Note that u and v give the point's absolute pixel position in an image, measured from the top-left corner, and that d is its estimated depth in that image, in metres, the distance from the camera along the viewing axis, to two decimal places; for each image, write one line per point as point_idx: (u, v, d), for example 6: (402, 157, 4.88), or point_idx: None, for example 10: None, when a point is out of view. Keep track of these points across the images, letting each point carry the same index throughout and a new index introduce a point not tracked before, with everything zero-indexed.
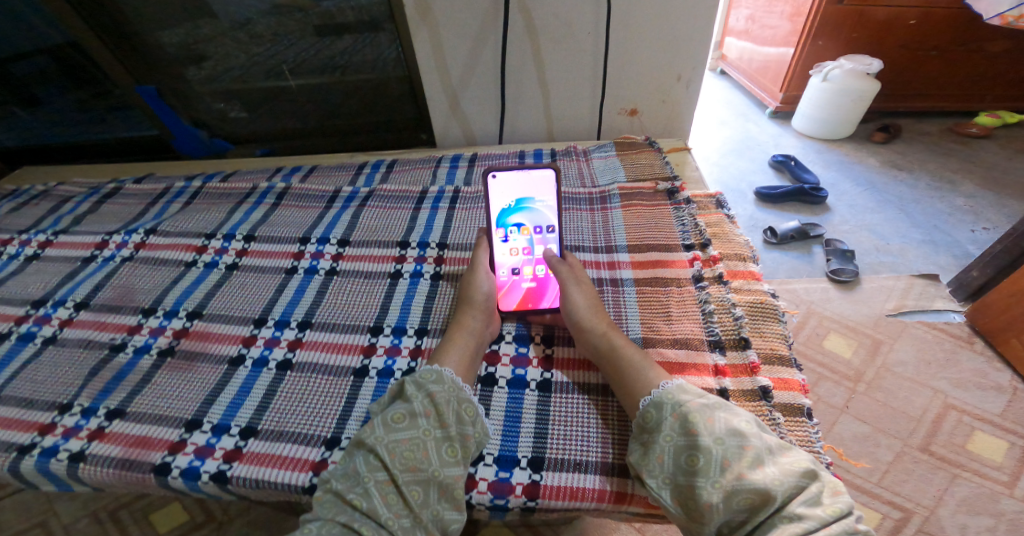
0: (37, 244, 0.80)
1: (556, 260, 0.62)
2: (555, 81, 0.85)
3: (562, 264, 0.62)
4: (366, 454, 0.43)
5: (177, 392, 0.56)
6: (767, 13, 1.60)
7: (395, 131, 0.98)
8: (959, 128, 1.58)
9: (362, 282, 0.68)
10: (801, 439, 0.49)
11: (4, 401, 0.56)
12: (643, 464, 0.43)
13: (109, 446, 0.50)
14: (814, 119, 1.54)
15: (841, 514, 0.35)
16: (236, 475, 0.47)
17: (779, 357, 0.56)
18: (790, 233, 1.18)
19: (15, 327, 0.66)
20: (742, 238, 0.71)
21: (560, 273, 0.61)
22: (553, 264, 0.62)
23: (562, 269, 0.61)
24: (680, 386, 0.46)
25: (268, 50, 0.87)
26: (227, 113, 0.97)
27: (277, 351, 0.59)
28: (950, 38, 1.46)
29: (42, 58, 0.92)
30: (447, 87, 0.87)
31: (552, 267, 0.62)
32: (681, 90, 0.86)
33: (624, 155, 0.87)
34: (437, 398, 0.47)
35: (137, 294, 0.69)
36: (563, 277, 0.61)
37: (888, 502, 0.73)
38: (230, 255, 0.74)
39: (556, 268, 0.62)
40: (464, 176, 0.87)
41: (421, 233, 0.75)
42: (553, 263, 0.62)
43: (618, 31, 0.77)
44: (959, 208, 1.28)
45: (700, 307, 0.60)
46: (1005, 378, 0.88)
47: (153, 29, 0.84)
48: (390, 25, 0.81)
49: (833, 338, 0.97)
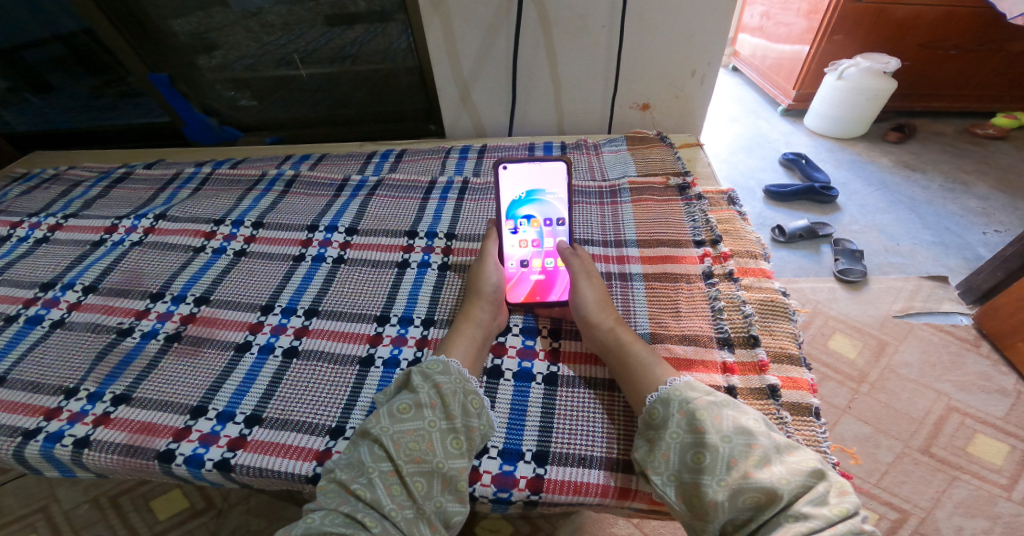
0: (47, 227, 0.79)
1: (570, 251, 0.62)
2: (568, 75, 0.85)
3: (574, 257, 0.62)
4: (370, 444, 0.43)
5: (182, 378, 0.55)
6: (782, 10, 1.60)
7: (405, 123, 0.98)
8: (975, 128, 1.57)
9: (370, 271, 0.68)
10: (808, 439, 0.48)
11: (11, 385, 0.56)
12: (649, 460, 0.42)
13: (114, 432, 0.50)
14: (826, 117, 1.54)
15: (847, 514, 0.35)
16: (241, 463, 0.46)
17: (789, 355, 0.56)
18: (799, 232, 1.18)
19: (23, 311, 0.65)
20: (754, 236, 0.71)
21: (571, 266, 0.61)
22: (565, 256, 0.62)
23: (574, 263, 0.61)
24: (688, 383, 0.45)
25: (279, 39, 0.86)
26: (237, 101, 0.96)
27: (283, 339, 0.59)
28: (971, 37, 1.46)
29: (56, 44, 0.91)
30: (459, 79, 0.86)
31: (565, 259, 0.62)
32: (695, 85, 0.86)
33: (635, 149, 0.87)
34: (443, 389, 0.46)
35: (145, 279, 0.68)
36: (575, 271, 0.60)
37: (886, 503, 0.73)
38: (238, 241, 0.73)
39: (569, 261, 0.61)
40: (473, 167, 0.86)
41: (429, 223, 0.75)
42: (568, 254, 0.62)
43: (637, 26, 0.77)
44: (971, 210, 1.27)
45: (709, 304, 0.60)
46: (1010, 381, 0.88)
47: (165, 16, 0.83)
48: (401, 15, 0.81)
49: (839, 338, 0.97)
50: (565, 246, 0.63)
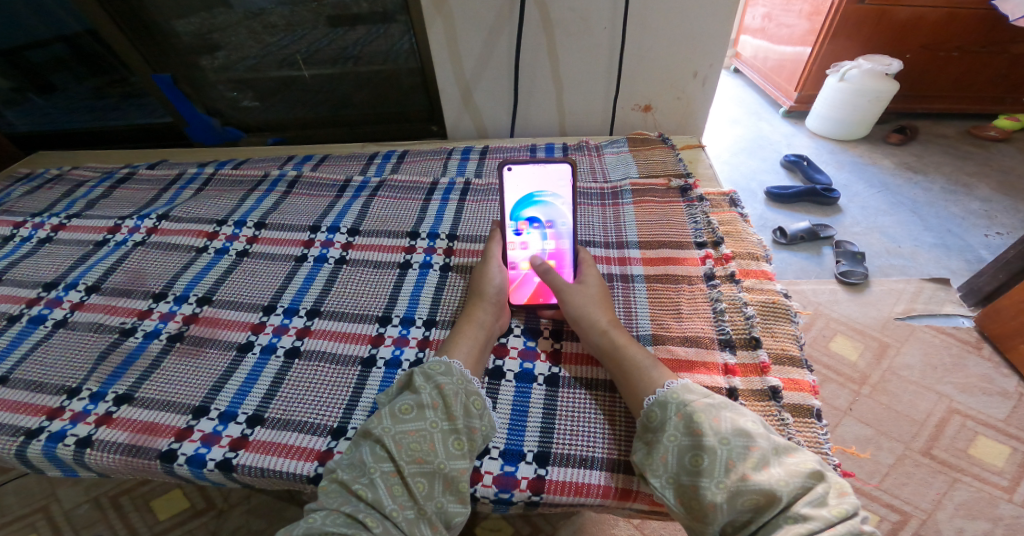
0: (49, 227, 0.79)
1: (545, 267, 0.60)
2: (569, 77, 0.85)
3: (551, 272, 0.60)
4: (372, 444, 0.43)
5: (184, 378, 0.55)
6: (784, 12, 1.60)
7: (406, 124, 0.98)
8: (977, 130, 1.57)
9: (372, 272, 0.68)
10: (809, 440, 0.48)
11: (14, 385, 0.56)
12: (647, 463, 0.42)
13: (116, 431, 0.50)
14: (828, 119, 1.53)
15: (847, 515, 0.35)
16: (242, 463, 0.47)
17: (791, 357, 0.56)
18: (800, 233, 1.18)
19: (26, 310, 0.65)
20: (755, 237, 0.71)
21: (552, 281, 0.60)
22: (542, 272, 0.61)
23: (552, 276, 0.60)
24: (685, 385, 0.45)
25: (281, 40, 0.86)
26: (239, 102, 0.96)
27: (285, 339, 0.59)
28: (973, 38, 1.45)
29: (59, 45, 0.92)
30: (460, 80, 0.86)
31: (544, 275, 0.61)
32: (697, 87, 0.86)
33: (636, 151, 0.87)
34: (445, 390, 0.46)
35: (148, 279, 0.68)
36: (556, 283, 0.59)
37: (886, 505, 0.73)
38: (241, 242, 0.73)
39: (546, 276, 0.60)
40: (475, 168, 0.87)
41: (431, 224, 0.75)
42: (543, 272, 0.61)
43: (640, 28, 0.77)
44: (973, 212, 1.27)
45: (711, 306, 0.60)
46: (1012, 384, 0.88)
47: (169, 17, 0.84)
48: (403, 17, 0.81)
49: (840, 340, 0.97)
50: (538, 260, 0.62)
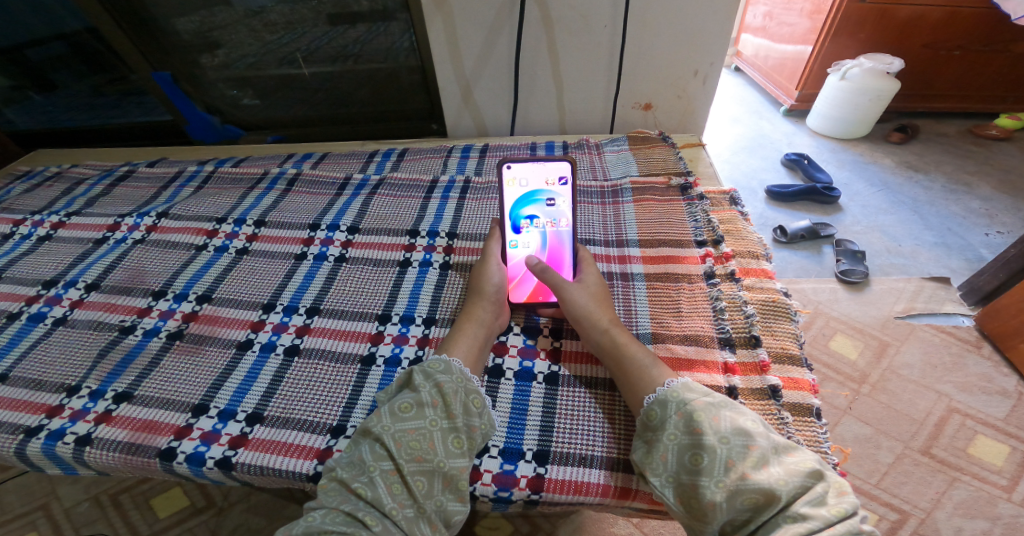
0: (50, 225, 0.79)
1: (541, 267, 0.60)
2: (570, 75, 0.85)
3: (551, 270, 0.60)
4: (371, 443, 0.43)
5: (183, 376, 0.55)
6: (785, 10, 1.59)
7: (406, 123, 0.98)
8: (979, 129, 1.56)
9: (371, 269, 0.68)
10: (808, 439, 0.48)
11: (13, 382, 0.56)
12: (646, 462, 0.42)
13: (115, 430, 0.50)
14: (830, 117, 1.53)
15: (846, 514, 0.35)
16: (241, 462, 0.46)
17: (790, 356, 0.56)
18: (801, 232, 1.18)
19: (26, 307, 0.65)
20: (756, 236, 0.71)
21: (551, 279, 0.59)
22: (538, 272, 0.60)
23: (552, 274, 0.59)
24: (686, 384, 0.45)
25: (282, 38, 0.86)
26: (239, 100, 0.96)
27: (285, 337, 0.59)
28: (975, 37, 1.45)
29: (59, 43, 0.92)
30: (460, 79, 0.86)
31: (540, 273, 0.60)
32: (698, 85, 0.85)
33: (636, 149, 0.87)
34: (445, 388, 0.46)
35: (147, 277, 0.68)
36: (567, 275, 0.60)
37: (885, 504, 0.73)
38: (241, 239, 0.73)
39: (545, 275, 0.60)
40: (475, 166, 0.86)
41: (430, 222, 0.75)
42: (539, 272, 0.60)
43: (640, 25, 0.76)
44: (974, 211, 1.27)
45: (711, 304, 0.60)
46: (1011, 382, 0.88)
47: (168, 15, 0.83)
48: (402, 15, 0.81)
49: (840, 338, 0.97)
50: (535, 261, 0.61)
